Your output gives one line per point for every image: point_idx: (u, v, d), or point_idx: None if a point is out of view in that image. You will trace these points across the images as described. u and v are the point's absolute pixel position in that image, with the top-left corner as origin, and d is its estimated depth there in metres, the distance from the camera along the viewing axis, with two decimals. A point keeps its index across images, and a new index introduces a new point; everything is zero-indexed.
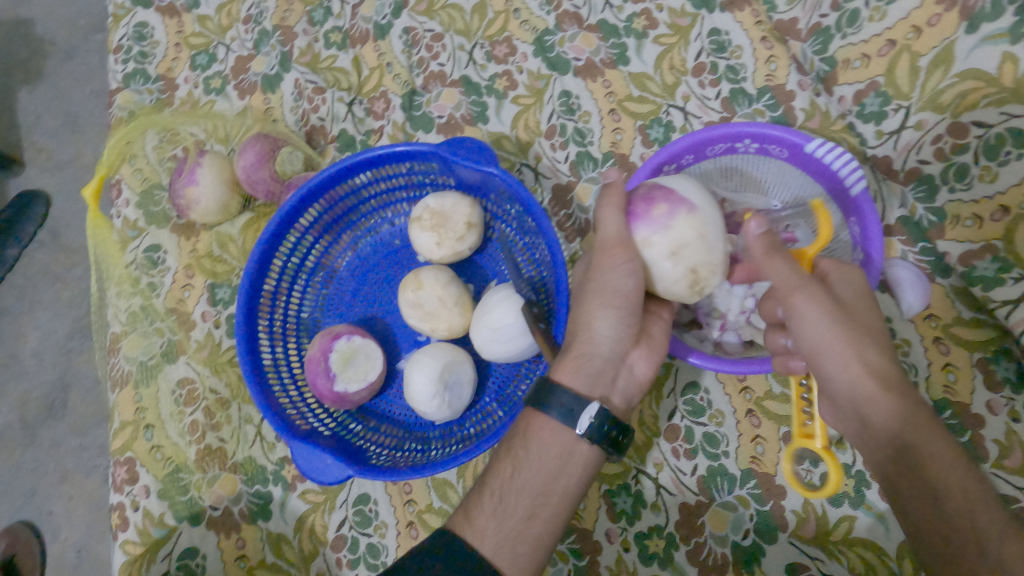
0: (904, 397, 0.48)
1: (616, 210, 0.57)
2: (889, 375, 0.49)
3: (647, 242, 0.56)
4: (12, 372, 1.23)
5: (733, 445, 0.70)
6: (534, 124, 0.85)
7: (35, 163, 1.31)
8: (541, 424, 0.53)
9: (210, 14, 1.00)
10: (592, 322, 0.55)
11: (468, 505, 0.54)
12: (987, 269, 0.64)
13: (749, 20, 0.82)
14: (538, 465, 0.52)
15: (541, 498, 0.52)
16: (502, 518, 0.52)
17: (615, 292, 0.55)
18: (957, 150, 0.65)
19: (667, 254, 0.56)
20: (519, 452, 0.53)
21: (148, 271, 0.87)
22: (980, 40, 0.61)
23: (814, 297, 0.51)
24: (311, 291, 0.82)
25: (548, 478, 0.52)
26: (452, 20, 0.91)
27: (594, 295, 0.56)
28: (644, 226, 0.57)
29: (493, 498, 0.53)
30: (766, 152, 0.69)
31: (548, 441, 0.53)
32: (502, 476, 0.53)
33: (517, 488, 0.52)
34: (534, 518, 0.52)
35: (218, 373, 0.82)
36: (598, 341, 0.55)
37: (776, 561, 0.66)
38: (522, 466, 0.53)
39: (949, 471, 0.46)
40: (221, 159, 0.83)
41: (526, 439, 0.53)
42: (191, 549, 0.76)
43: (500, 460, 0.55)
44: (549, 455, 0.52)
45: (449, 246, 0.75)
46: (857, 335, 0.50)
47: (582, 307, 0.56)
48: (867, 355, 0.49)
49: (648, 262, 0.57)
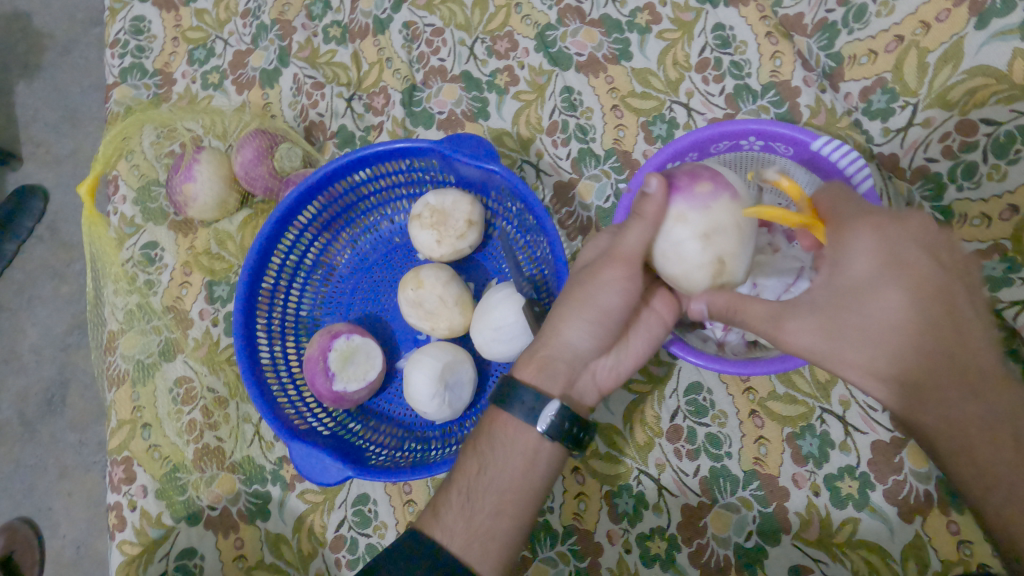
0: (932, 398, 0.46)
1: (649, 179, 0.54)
2: (902, 375, 0.46)
3: (681, 214, 0.53)
4: (10, 368, 1.23)
5: (736, 446, 0.70)
6: (536, 120, 0.84)
7: (32, 158, 1.30)
8: (504, 421, 0.53)
9: (208, 8, 0.99)
10: (562, 322, 0.54)
11: (435, 502, 0.54)
12: (994, 269, 0.62)
13: (754, 15, 0.80)
14: (505, 461, 0.52)
15: (507, 495, 0.52)
16: (469, 515, 0.51)
17: (595, 299, 0.53)
18: (966, 147, 0.64)
19: (695, 237, 0.53)
20: (486, 449, 0.53)
21: (145, 268, 0.86)
22: (990, 36, 0.62)
23: (800, 316, 0.47)
24: (310, 289, 0.82)
25: (514, 474, 0.52)
26: (452, 14, 0.90)
27: (577, 301, 0.53)
28: (684, 199, 0.53)
29: (461, 496, 0.52)
30: (772, 150, 0.67)
31: (512, 438, 0.53)
32: (469, 472, 0.53)
33: (484, 483, 0.52)
34: (501, 514, 0.52)
35: (216, 372, 0.82)
36: (559, 347, 0.54)
37: (779, 563, 0.66)
38: (490, 464, 0.53)
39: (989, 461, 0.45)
40: (220, 155, 0.82)
41: (492, 436, 0.54)
42: (190, 549, 0.75)
43: (465, 458, 0.54)
44: (514, 451, 0.52)
45: (449, 244, 0.74)
46: (859, 346, 0.46)
47: (565, 299, 0.55)
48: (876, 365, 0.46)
49: (675, 240, 0.53)
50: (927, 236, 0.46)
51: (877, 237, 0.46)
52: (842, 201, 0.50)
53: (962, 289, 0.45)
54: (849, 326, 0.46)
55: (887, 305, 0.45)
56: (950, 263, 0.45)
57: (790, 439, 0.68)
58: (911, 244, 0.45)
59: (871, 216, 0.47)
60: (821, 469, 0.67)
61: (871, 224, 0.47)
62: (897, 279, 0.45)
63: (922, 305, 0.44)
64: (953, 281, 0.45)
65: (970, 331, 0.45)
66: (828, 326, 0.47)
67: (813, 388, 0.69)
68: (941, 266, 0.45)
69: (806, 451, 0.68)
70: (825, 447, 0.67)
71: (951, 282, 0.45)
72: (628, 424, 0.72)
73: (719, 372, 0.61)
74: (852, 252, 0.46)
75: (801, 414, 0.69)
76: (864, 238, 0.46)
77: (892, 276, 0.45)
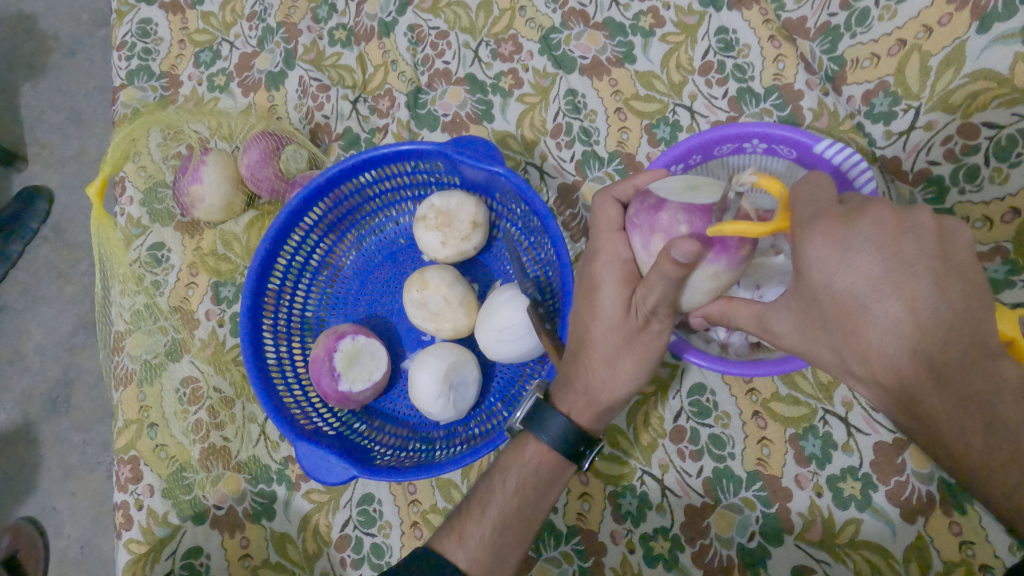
0: (906, 395, 0.42)
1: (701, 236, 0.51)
2: (887, 376, 0.42)
3: (717, 275, 0.52)
4: (15, 368, 1.23)
5: (739, 447, 0.70)
6: (540, 123, 0.85)
7: (38, 159, 1.31)
8: (548, 462, 0.57)
9: (214, 11, 0.99)
10: (616, 367, 0.54)
11: (462, 528, 0.56)
12: (997, 272, 0.63)
13: (757, 18, 0.81)
14: (538, 501, 0.57)
15: (528, 528, 0.57)
16: (497, 546, 0.55)
17: (650, 348, 0.52)
18: (968, 150, 0.65)
19: (710, 288, 0.54)
20: (528, 489, 0.56)
21: (152, 269, 0.87)
22: (992, 40, 0.62)
23: (782, 316, 0.48)
24: (315, 290, 0.82)
25: (538, 511, 0.57)
26: (457, 17, 0.91)
27: (634, 355, 0.53)
28: (720, 260, 0.52)
29: (495, 528, 0.55)
30: (774, 153, 0.68)
31: (547, 479, 0.57)
32: (506, 508, 0.56)
33: (519, 517, 0.56)
34: (519, 545, 0.57)
35: (223, 372, 0.82)
36: (614, 389, 0.55)
37: (782, 564, 0.66)
38: (526, 499, 0.56)
39: (983, 464, 0.38)
40: (226, 156, 0.82)
41: (536, 476, 0.57)
42: (196, 548, 0.76)
43: (500, 491, 0.56)
44: (545, 491, 0.57)
45: (454, 245, 0.74)
46: (834, 346, 0.45)
47: (612, 345, 0.53)
48: (857, 363, 0.44)
49: (693, 286, 0.53)
50: (882, 225, 0.42)
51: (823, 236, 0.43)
52: (807, 199, 0.46)
53: (928, 277, 0.40)
54: (817, 324, 0.45)
55: (842, 306, 0.43)
56: (911, 253, 0.41)
57: (793, 440, 0.69)
58: (863, 240, 0.42)
59: (824, 215, 0.44)
60: (824, 470, 0.67)
61: (823, 224, 0.43)
62: (849, 279, 0.42)
63: (879, 302, 0.41)
64: (916, 270, 0.40)
65: (942, 321, 0.40)
66: (801, 326, 0.47)
67: (816, 390, 0.69)
68: (897, 256, 0.41)
69: (808, 452, 0.68)
70: (828, 448, 0.68)
71: (914, 272, 0.40)
72: (631, 424, 0.73)
73: (722, 373, 0.62)
74: (803, 257, 0.44)
75: (804, 415, 0.69)
76: (815, 240, 0.43)
77: (842, 278, 0.42)
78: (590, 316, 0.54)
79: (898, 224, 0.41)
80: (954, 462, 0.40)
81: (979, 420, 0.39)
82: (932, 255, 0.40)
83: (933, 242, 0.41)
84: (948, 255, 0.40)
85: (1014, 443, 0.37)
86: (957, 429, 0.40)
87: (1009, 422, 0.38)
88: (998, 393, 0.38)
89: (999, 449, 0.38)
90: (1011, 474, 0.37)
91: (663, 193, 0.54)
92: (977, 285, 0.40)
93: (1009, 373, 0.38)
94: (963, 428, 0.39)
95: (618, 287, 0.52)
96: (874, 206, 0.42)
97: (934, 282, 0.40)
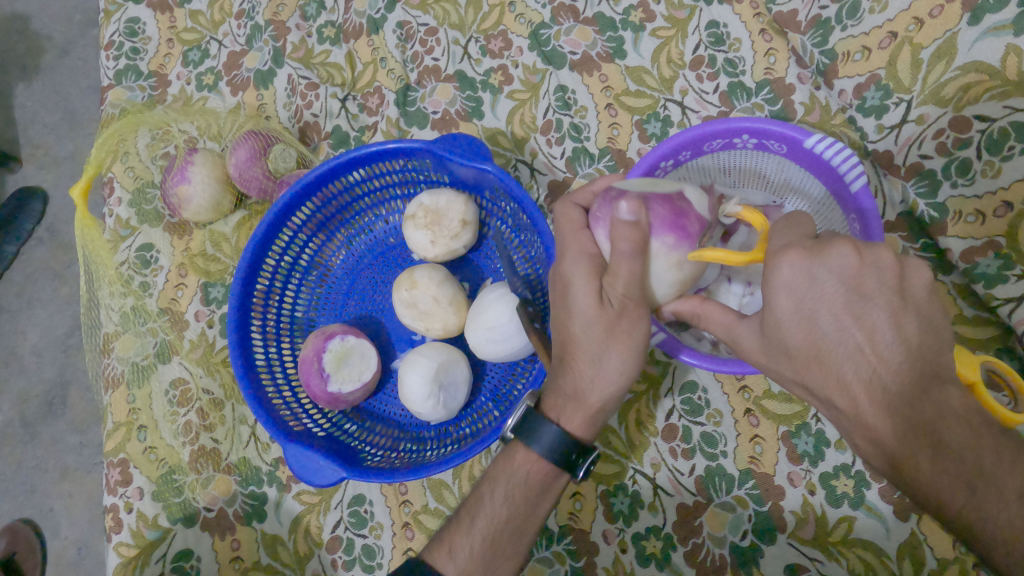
0: (861, 422, 0.42)
1: (664, 224, 0.51)
2: (843, 400, 0.43)
3: (681, 263, 0.52)
4: (11, 369, 1.23)
5: (731, 445, 0.69)
6: (530, 119, 0.84)
7: (32, 160, 1.30)
8: (537, 468, 0.56)
9: (202, 9, 0.99)
10: (603, 364, 0.52)
11: (452, 540, 0.56)
12: (989, 266, 0.63)
13: (747, 12, 0.80)
14: (528, 510, 0.56)
15: (520, 538, 0.56)
16: (487, 558, 0.55)
17: (634, 336, 0.51)
18: (960, 144, 0.64)
19: (675, 279, 0.53)
20: (516, 498, 0.56)
21: (140, 270, 0.87)
22: (983, 32, 0.61)
23: (747, 340, 0.47)
24: (305, 290, 0.82)
25: (528, 520, 0.56)
26: (446, 13, 0.90)
27: (616, 346, 0.51)
28: (683, 246, 0.52)
29: (485, 539, 0.55)
30: (765, 147, 0.67)
31: (534, 485, 0.56)
32: (496, 518, 0.55)
33: (511, 527, 0.56)
34: (512, 555, 0.56)
35: (212, 373, 0.82)
36: (603, 389, 0.53)
37: (775, 563, 0.66)
38: (516, 510, 0.56)
39: (931, 485, 0.40)
40: (214, 157, 0.81)
41: (525, 484, 0.56)
42: (186, 551, 0.75)
43: (489, 501, 0.56)
44: (536, 500, 0.56)
45: (443, 244, 0.74)
46: (793, 370, 0.45)
47: (594, 341, 0.51)
48: (815, 387, 0.44)
49: (654, 273, 0.52)
50: (847, 260, 0.41)
51: (789, 267, 0.42)
52: (782, 230, 0.46)
53: (886, 311, 0.40)
54: (778, 349, 0.45)
55: (806, 336, 0.43)
56: (871, 288, 0.41)
57: (785, 437, 0.68)
58: (829, 273, 0.41)
59: (795, 246, 0.43)
60: (817, 467, 0.67)
61: (792, 257, 0.42)
62: (815, 308, 0.42)
63: (840, 332, 0.41)
64: (876, 303, 0.41)
65: (895, 356, 0.40)
66: (763, 349, 0.46)
67: None
68: (858, 291, 0.41)
69: (800, 450, 0.68)
70: (821, 445, 0.67)
71: (872, 305, 0.41)
72: (623, 424, 0.72)
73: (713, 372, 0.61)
74: (772, 285, 0.43)
75: (796, 412, 0.69)
76: (782, 269, 0.42)
77: (807, 307, 0.42)
78: (567, 316, 0.53)
79: (859, 260, 0.41)
80: (911, 486, 0.41)
81: (929, 444, 0.40)
82: (892, 291, 0.41)
83: (893, 277, 0.41)
84: (906, 290, 0.41)
85: (959, 464, 0.39)
86: (906, 451, 0.40)
87: (951, 444, 0.39)
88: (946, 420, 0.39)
89: (945, 470, 0.40)
90: (958, 493, 0.39)
91: (625, 187, 0.55)
92: (932, 323, 0.41)
93: (954, 400, 0.40)
94: (914, 450, 0.40)
95: (588, 282, 0.51)
96: (839, 240, 0.42)
97: (892, 317, 0.41)
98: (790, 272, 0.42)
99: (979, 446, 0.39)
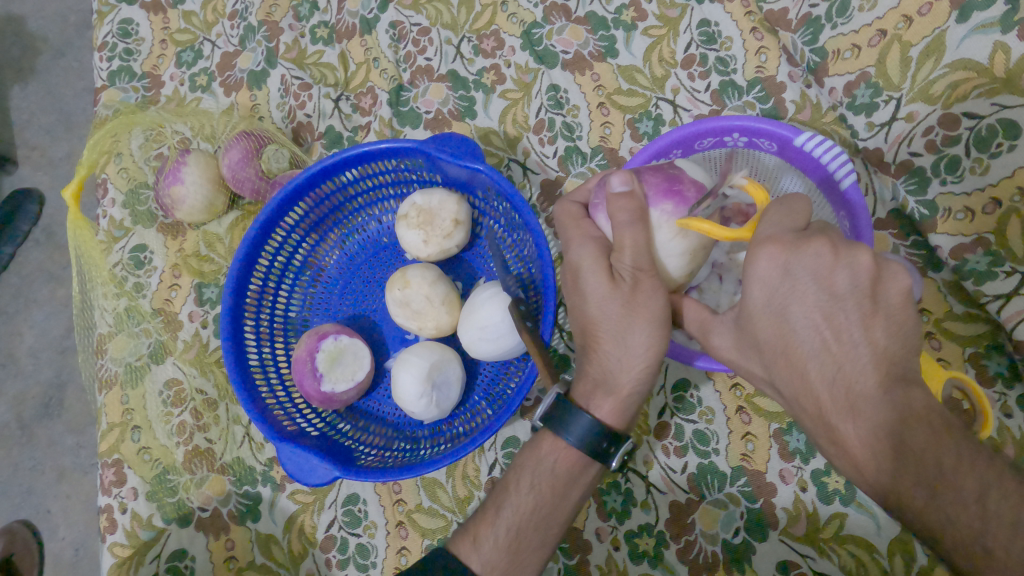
0: (824, 420, 0.43)
1: (659, 192, 0.54)
2: (810, 399, 0.44)
3: (685, 232, 0.54)
4: (7, 371, 1.23)
5: (723, 443, 0.70)
6: (523, 119, 0.84)
7: (28, 161, 1.30)
8: (564, 456, 0.53)
9: (195, 10, 0.99)
10: (627, 341, 0.51)
11: (477, 531, 0.54)
12: (978, 263, 0.63)
13: (739, 11, 0.81)
14: (556, 500, 0.54)
15: (551, 529, 0.54)
16: (514, 551, 0.53)
17: (653, 308, 0.51)
18: (949, 141, 0.64)
19: (683, 249, 0.55)
20: (543, 488, 0.53)
21: (134, 271, 0.87)
22: (971, 29, 0.61)
23: (722, 335, 0.50)
24: (298, 290, 0.82)
25: (559, 511, 0.54)
26: (439, 13, 0.90)
27: (639, 322, 0.51)
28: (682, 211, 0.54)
29: (511, 531, 0.53)
30: (755, 146, 0.67)
31: (562, 474, 0.54)
32: (522, 509, 0.53)
33: (539, 518, 0.53)
34: (543, 547, 0.54)
35: (206, 374, 0.82)
36: (631, 368, 0.52)
37: (766, 560, 0.66)
38: (543, 500, 0.53)
39: (894, 486, 0.40)
40: (206, 157, 0.81)
41: (552, 473, 0.53)
42: (181, 551, 0.75)
43: (515, 492, 0.54)
44: (566, 489, 0.54)
45: (436, 243, 0.74)
46: (764, 366, 0.47)
47: (615, 320, 0.51)
48: (784, 384, 0.46)
49: (659, 243, 0.54)
50: (821, 257, 0.43)
51: (766, 260, 0.44)
52: (770, 218, 0.46)
53: (855, 313, 0.42)
54: (752, 344, 0.47)
55: (776, 330, 0.45)
56: (840, 290, 0.42)
57: (777, 435, 0.69)
58: (802, 269, 0.43)
59: (774, 239, 0.45)
60: (808, 465, 0.67)
61: (770, 249, 0.44)
62: (788, 303, 0.44)
63: (807, 327, 0.43)
64: (846, 304, 0.42)
65: (859, 357, 0.41)
66: (737, 343, 0.49)
67: None
68: (827, 290, 0.43)
69: (792, 447, 0.68)
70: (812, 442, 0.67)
71: (842, 305, 0.42)
72: None
73: None
74: (749, 277, 0.45)
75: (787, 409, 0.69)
76: (760, 261, 0.45)
77: (778, 301, 0.44)
78: (580, 300, 0.54)
79: (834, 257, 0.43)
80: (874, 487, 0.41)
81: (889, 444, 0.40)
82: (863, 293, 0.42)
83: (866, 279, 0.42)
84: (878, 293, 0.42)
85: (919, 464, 0.39)
86: (869, 452, 0.41)
87: (915, 448, 0.39)
88: (906, 422, 0.39)
89: (907, 471, 0.39)
90: (919, 494, 0.39)
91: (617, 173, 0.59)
92: (901, 327, 0.42)
93: (918, 403, 0.40)
94: (875, 449, 0.40)
95: (596, 263, 0.53)
96: (816, 238, 0.43)
97: (861, 319, 0.42)
98: (767, 265, 0.44)
99: (943, 450, 0.38)
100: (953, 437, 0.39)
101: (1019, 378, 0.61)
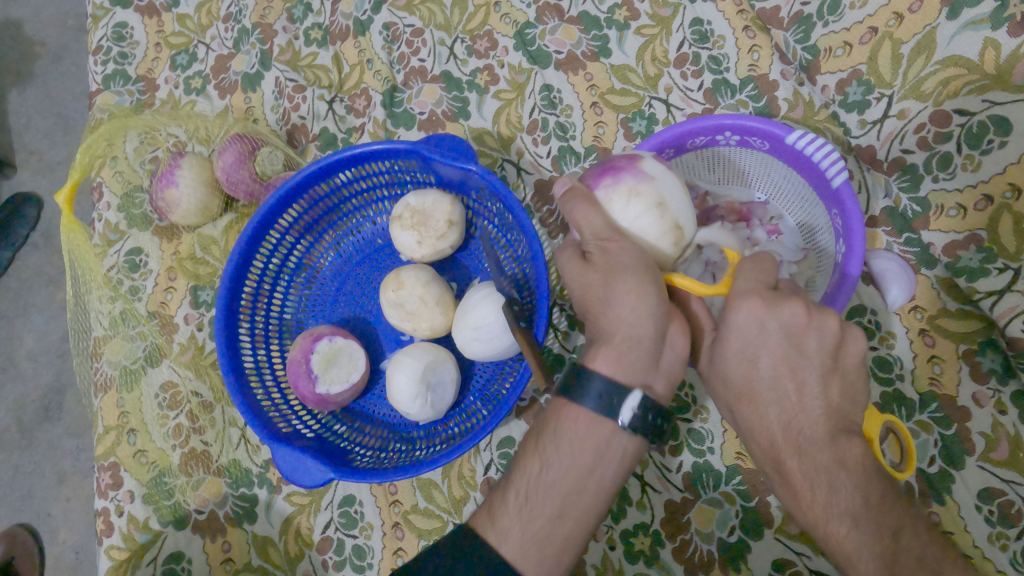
0: (773, 455, 0.47)
1: (598, 177, 0.57)
2: (764, 437, 0.47)
3: (635, 191, 0.55)
4: (7, 375, 1.23)
5: (718, 441, 0.70)
6: (516, 119, 0.84)
7: (26, 166, 1.31)
8: (572, 417, 0.50)
9: (189, 13, 0.99)
10: (613, 303, 0.50)
11: (491, 503, 0.52)
12: (972, 260, 0.64)
13: (731, 9, 0.80)
14: (572, 460, 0.50)
15: (571, 496, 0.50)
16: (527, 520, 0.50)
17: (625, 262, 0.50)
18: (940, 138, 0.65)
19: (645, 208, 0.55)
20: (549, 448, 0.50)
21: (130, 274, 0.87)
22: (961, 26, 0.60)
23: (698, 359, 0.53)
24: (293, 291, 0.82)
25: (580, 474, 0.50)
26: (432, 14, 0.90)
27: (625, 274, 0.50)
28: (626, 178, 0.56)
29: (520, 496, 0.50)
30: (748, 144, 0.67)
31: (580, 434, 0.50)
32: (529, 472, 0.51)
33: (552, 483, 0.50)
34: (564, 517, 0.50)
35: (201, 376, 0.82)
36: (620, 319, 0.50)
37: (761, 559, 0.66)
38: (551, 462, 0.50)
39: (824, 514, 0.44)
40: (200, 160, 0.81)
41: (557, 433, 0.50)
42: (177, 553, 0.75)
43: (524, 458, 0.52)
44: (583, 450, 0.50)
45: (430, 244, 0.74)
46: (728, 403, 0.49)
47: (597, 285, 0.51)
48: (741, 419, 0.49)
49: (620, 215, 0.55)
50: (796, 317, 0.45)
51: (749, 307, 0.46)
52: (744, 272, 0.48)
53: (819, 372, 0.46)
54: (716, 383, 0.50)
55: (744, 374, 0.47)
56: (806, 349, 0.46)
57: None
58: (776, 326, 0.46)
59: (754, 292, 0.46)
60: None
61: (751, 302, 0.46)
62: (759, 355, 0.46)
63: (773, 380, 0.46)
64: (811, 362, 0.46)
65: (815, 408, 0.45)
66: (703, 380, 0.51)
67: None
68: (795, 347, 0.46)
69: None
70: None
71: (807, 362, 0.46)
72: None
73: None
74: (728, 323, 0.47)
75: None
76: (741, 310, 0.46)
77: (751, 351, 0.47)
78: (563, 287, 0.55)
79: (807, 319, 0.46)
80: (806, 515, 0.46)
81: (827, 481, 0.44)
82: (827, 354, 0.46)
83: (831, 341, 0.46)
84: (838, 357, 0.46)
85: (851, 502, 0.43)
86: (808, 486, 0.45)
87: (848, 487, 0.43)
88: (844, 465, 0.44)
89: (837, 505, 0.44)
90: (844, 524, 0.43)
91: None
92: (852, 388, 0.47)
93: (856, 450, 0.44)
94: (813, 484, 0.45)
95: (569, 255, 0.54)
96: (793, 298, 0.46)
97: (821, 376, 0.46)
98: (745, 316, 0.46)
99: (872, 492, 0.43)
100: (881, 483, 0.44)
101: (1013, 375, 0.60)
